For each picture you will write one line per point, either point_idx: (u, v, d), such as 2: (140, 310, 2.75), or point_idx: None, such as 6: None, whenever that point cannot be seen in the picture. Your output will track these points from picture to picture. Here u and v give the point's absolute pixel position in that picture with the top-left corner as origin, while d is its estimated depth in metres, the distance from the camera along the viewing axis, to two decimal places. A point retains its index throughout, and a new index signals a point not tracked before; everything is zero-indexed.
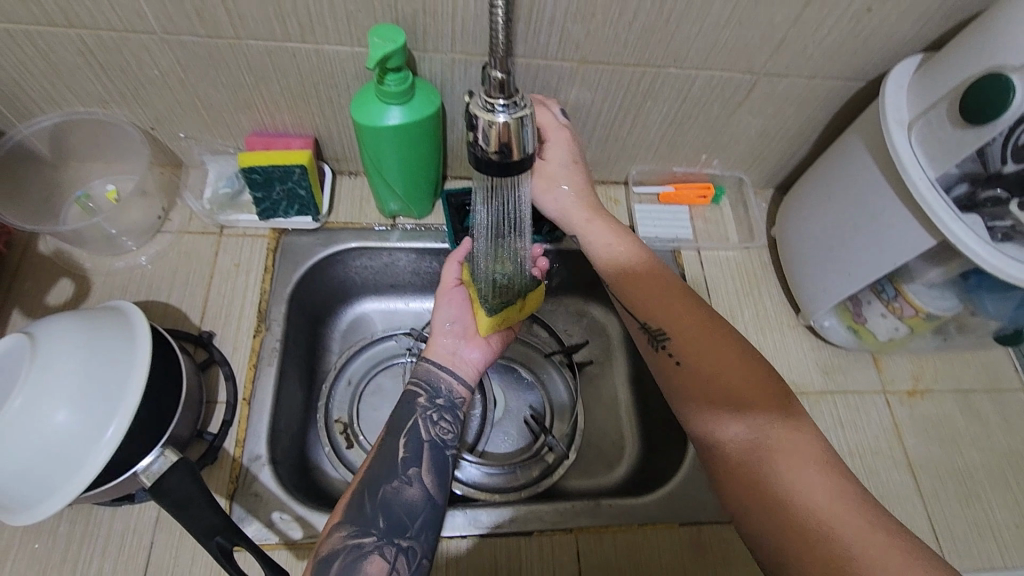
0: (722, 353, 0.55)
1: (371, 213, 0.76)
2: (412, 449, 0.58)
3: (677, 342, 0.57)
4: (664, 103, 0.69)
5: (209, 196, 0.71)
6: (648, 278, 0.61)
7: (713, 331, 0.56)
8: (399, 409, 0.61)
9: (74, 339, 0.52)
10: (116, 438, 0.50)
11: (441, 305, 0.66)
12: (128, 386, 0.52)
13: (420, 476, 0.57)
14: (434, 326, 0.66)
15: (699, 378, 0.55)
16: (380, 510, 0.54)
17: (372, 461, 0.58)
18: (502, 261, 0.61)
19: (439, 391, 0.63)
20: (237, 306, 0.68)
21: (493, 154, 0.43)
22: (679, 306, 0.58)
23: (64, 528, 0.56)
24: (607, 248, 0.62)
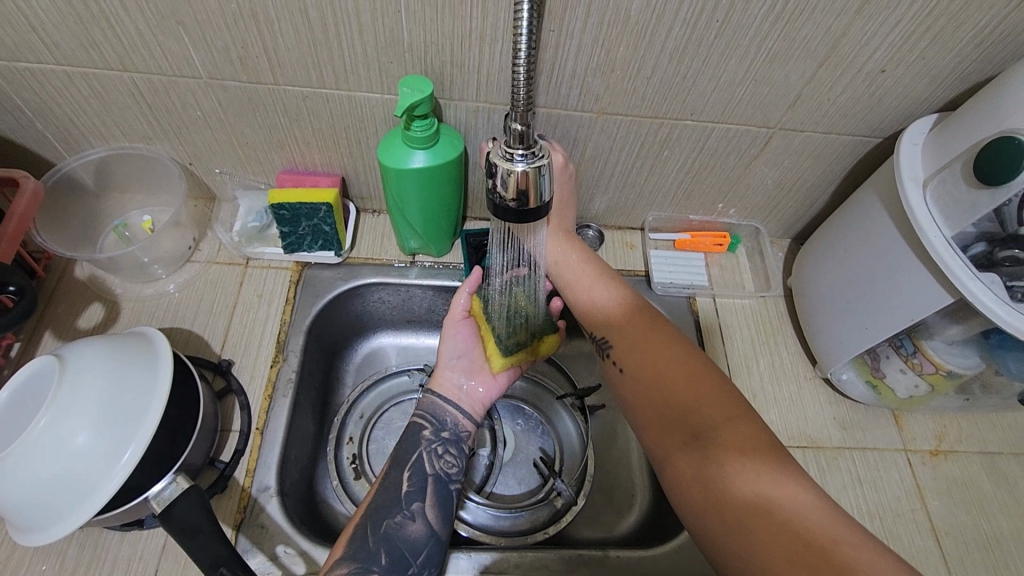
0: (664, 351, 0.57)
1: (391, 250, 0.78)
2: (417, 482, 0.59)
3: (621, 349, 0.60)
4: (681, 153, 0.71)
5: (238, 229, 0.74)
6: (598, 289, 0.65)
7: (650, 331, 0.60)
8: (405, 442, 0.62)
9: (102, 363, 0.54)
10: (132, 462, 0.51)
11: (448, 336, 0.68)
12: (148, 410, 0.54)
13: (423, 512, 0.57)
14: (439, 357, 0.68)
15: (644, 384, 0.57)
16: (381, 544, 0.54)
17: (375, 494, 0.58)
18: (519, 304, 0.68)
19: (444, 424, 0.64)
20: (257, 336, 0.69)
21: (511, 201, 0.45)
22: (618, 311, 0.63)
23: (73, 552, 0.56)
24: (559, 260, 0.67)
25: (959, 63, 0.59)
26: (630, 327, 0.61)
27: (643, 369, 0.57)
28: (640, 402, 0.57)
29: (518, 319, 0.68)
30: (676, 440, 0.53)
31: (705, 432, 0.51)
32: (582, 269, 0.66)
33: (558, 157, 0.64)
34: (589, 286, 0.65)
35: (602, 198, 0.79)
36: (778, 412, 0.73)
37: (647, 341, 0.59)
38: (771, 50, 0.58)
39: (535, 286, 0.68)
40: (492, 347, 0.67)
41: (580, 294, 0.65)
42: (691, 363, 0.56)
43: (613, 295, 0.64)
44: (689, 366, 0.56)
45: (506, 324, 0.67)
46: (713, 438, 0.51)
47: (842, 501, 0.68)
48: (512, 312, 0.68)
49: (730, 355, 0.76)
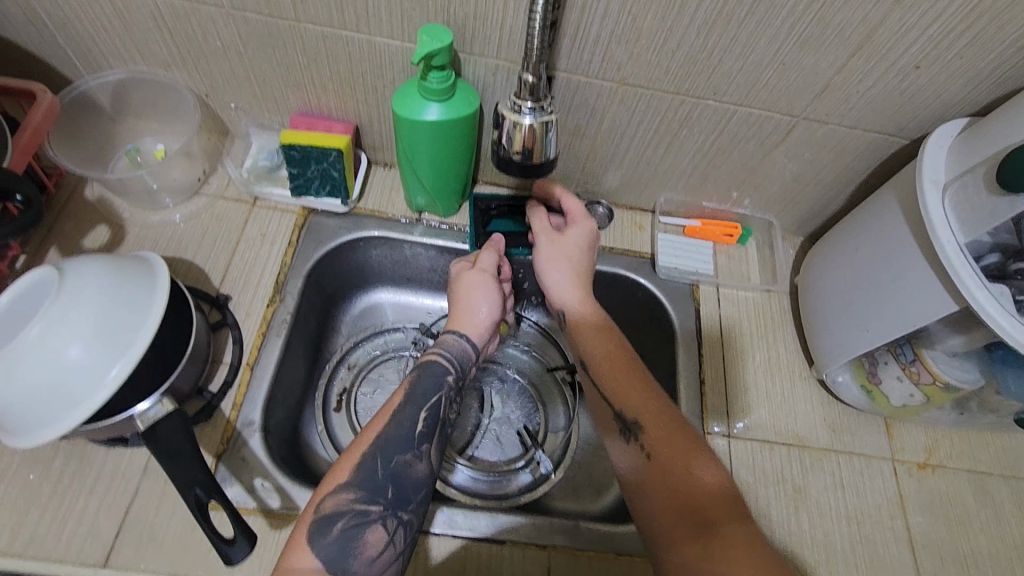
0: (684, 440, 0.56)
1: (398, 204, 0.78)
2: (429, 424, 0.58)
3: (643, 434, 0.57)
4: (700, 133, 0.69)
5: (248, 165, 0.74)
6: (624, 369, 0.61)
7: (669, 420, 0.57)
8: (426, 382, 0.60)
9: (99, 280, 0.54)
10: (119, 379, 0.52)
11: (480, 288, 0.67)
12: (140, 331, 0.54)
13: (430, 453, 0.57)
14: (469, 305, 0.66)
15: (663, 475, 0.54)
16: (389, 478, 0.54)
17: (384, 429, 0.57)
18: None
19: (464, 373, 0.63)
20: (256, 274, 0.70)
21: (515, 154, 0.45)
22: (640, 391, 0.60)
23: (58, 461, 0.57)
24: (585, 332, 0.64)
25: (998, 66, 0.56)
26: (650, 410, 0.58)
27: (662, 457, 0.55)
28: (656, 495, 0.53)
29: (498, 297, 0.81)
30: (682, 535, 0.49)
31: (709, 525, 0.49)
32: (604, 338, 0.64)
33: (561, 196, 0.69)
34: (616, 365, 0.61)
35: (615, 173, 0.77)
36: (768, 408, 0.72)
37: (664, 427, 0.57)
38: (803, 34, 0.56)
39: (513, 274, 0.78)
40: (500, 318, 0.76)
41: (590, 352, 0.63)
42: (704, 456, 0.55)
43: (639, 376, 0.61)
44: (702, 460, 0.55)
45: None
46: (718, 533, 0.48)
47: (822, 502, 0.67)
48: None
49: (726, 346, 0.75)
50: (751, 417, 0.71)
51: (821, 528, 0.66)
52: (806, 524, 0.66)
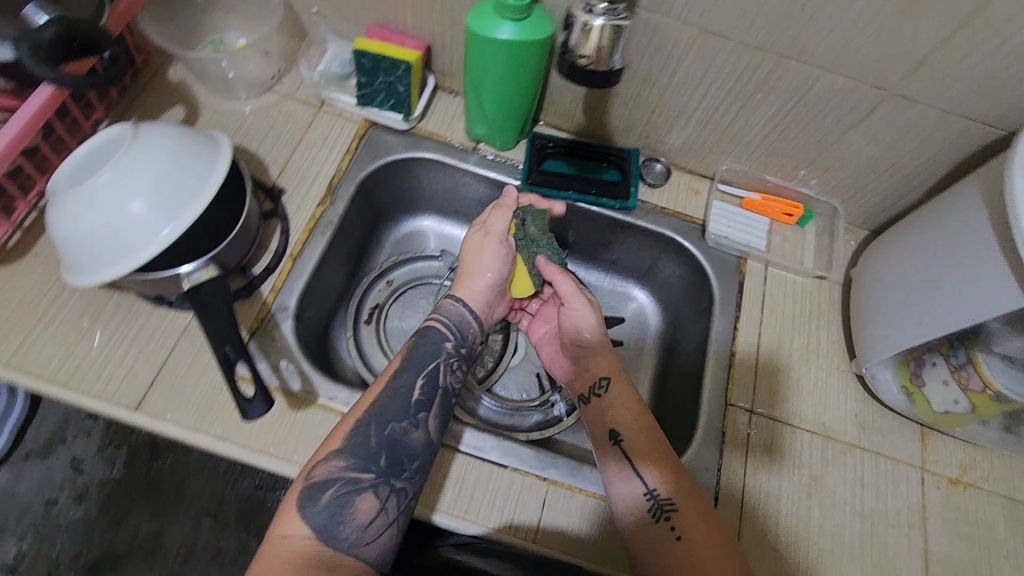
0: (711, 520, 0.55)
1: (457, 132, 0.78)
2: (427, 392, 0.58)
3: (679, 513, 0.55)
4: (776, 98, 0.66)
5: (320, 70, 0.76)
6: (656, 444, 0.59)
7: (697, 502, 0.56)
8: (424, 348, 0.60)
9: (166, 145, 0.57)
10: (169, 239, 0.55)
11: (487, 252, 0.65)
12: (194, 198, 0.57)
13: (428, 421, 0.56)
14: (474, 268, 0.65)
15: (696, 559, 0.53)
16: (383, 445, 0.54)
17: (381, 395, 0.56)
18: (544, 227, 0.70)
19: (465, 339, 0.63)
20: (311, 174, 0.72)
21: (583, 59, 0.46)
22: (674, 469, 0.58)
23: (109, 307, 0.61)
24: (615, 411, 0.62)
25: None
26: (682, 489, 0.57)
27: (702, 542, 0.54)
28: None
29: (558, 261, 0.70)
30: None
31: None
32: (629, 414, 0.62)
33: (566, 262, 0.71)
34: (647, 444, 0.59)
35: (679, 133, 0.75)
36: (798, 392, 0.70)
37: (694, 509, 0.56)
38: None
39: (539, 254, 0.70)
40: (522, 272, 0.68)
41: (621, 419, 0.62)
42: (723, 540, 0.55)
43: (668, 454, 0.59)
44: (722, 544, 0.54)
45: (529, 249, 0.69)
46: None
47: (836, 494, 0.65)
48: (536, 237, 0.69)
49: (764, 324, 0.73)
50: (776, 398, 0.69)
51: (833, 519, 0.64)
52: (817, 512, 0.64)
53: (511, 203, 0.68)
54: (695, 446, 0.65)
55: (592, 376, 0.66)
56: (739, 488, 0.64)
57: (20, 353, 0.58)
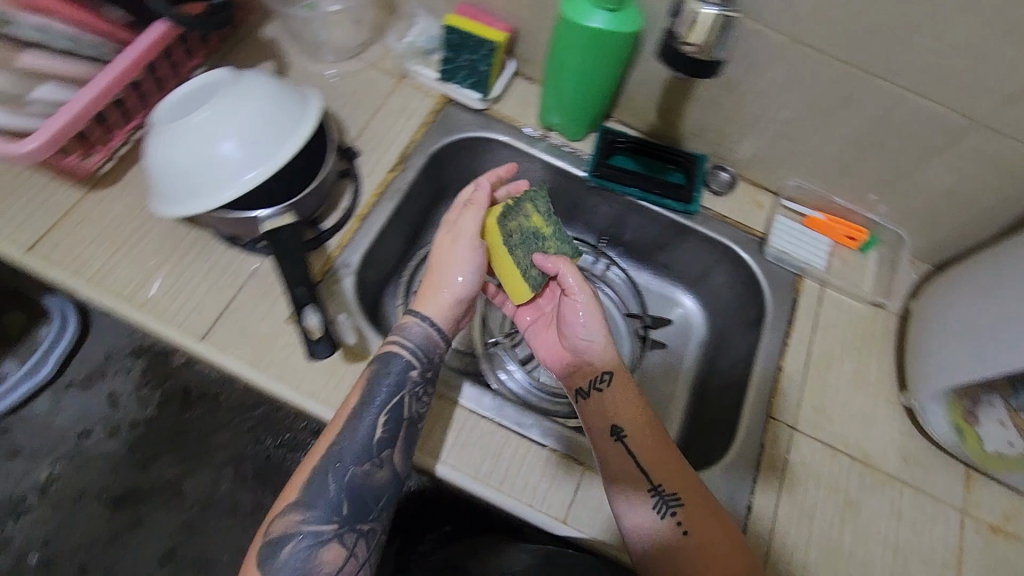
0: (718, 516, 0.56)
1: (529, 118, 0.79)
2: (390, 427, 0.56)
3: (684, 506, 0.56)
4: (858, 117, 0.65)
5: (407, 42, 0.79)
6: (654, 437, 0.60)
7: (700, 493, 0.57)
8: (387, 379, 0.57)
9: (261, 94, 0.60)
10: (250, 183, 0.58)
11: (458, 256, 0.62)
12: (280, 148, 0.59)
13: (392, 458, 0.56)
14: (442, 278, 0.61)
15: (704, 552, 0.54)
16: (344, 491, 0.53)
17: (339, 435, 0.55)
18: (540, 219, 0.64)
19: (432, 361, 0.60)
20: (386, 141, 0.74)
21: (687, 48, 0.48)
22: (670, 460, 0.59)
23: (187, 241, 0.64)
24: (615, 403, 0.62)
25: None
26: (683, 482, 0.57)
27: (710, 533, 0.55)
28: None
29: (568, 249, 0.65)
30: None
31: None
32: (629, 405, 0.62)
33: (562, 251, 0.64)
34: (647, 435, 0.60)
35: (751, 143, 0.75)
36: (843, 417, 0.69)
37: (700, 504, 0.56)
38: (1015, 22, 0.51)
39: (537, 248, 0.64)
40: (516, 275, 0.63)
41: (621, 412, 0.61)
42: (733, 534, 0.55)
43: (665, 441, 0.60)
44: (729, 540, 0.55)
45: (525, 247, 0.63)
46: None
47: (870, 523, 0.64)
48: (529, 232, 0.64)
49: (814, 344, 0.72)
50: (817, 419, 0.68)
51: (863, 546, 0.63)
52: (849, 538, 0.63)
53: (483, 199, 0.63)
54: (732, 453, 0.65)
55: (594, 370, 0.64)
56: (772, 502, 0.63)
57: (98, 273, 0.61)
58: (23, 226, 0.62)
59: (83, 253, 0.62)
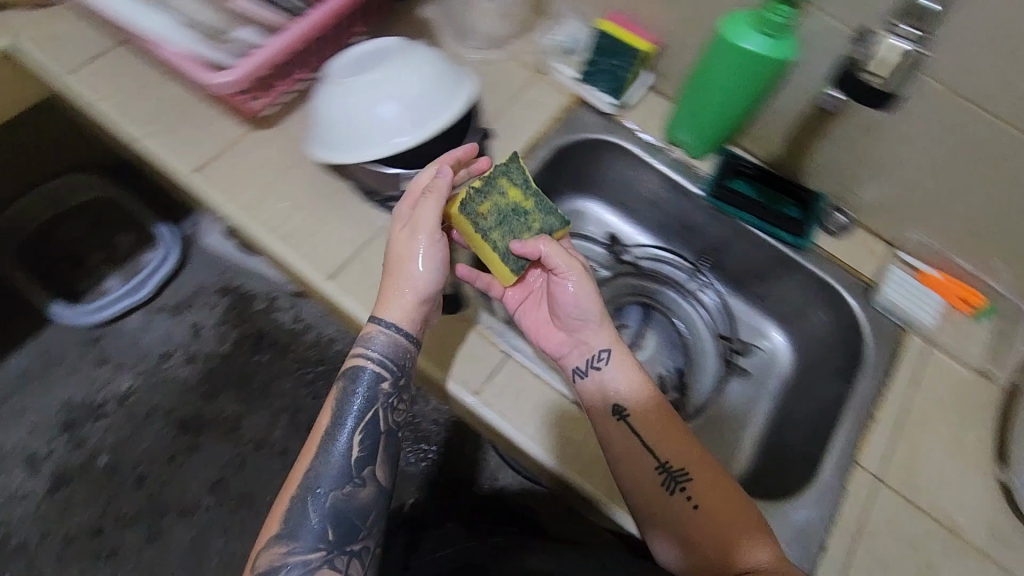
0: (722, 484, 0.58)
1: (654, 130, 0.82)
2: (367, 444, 0.57)
3: (694, 484, 0.58)
4: (1002, 178, 0.64)
5: (549, 39, 0.82)
6: (656, 414, 0.62)
7: (707, 467, 0.59)
8: (357, 396, 0.58)
9: (426, 66, 0.64)
10: (401, 146, 0.62)
11: (414, 250, 0.60)
12: (432, 118, 0.63)
13: (374, 474, 0.57)
14: (399, 277, 0.60)
15: (717, 524, 0.56)
16: (326, 517, 0.54)
17: (315, 457, 0.56)
18: (515, 193, 0.66)
19: (400, 369, 0.60)
20: (517, 128, 0.78)
21: (879, 83, 0.58)
22: (669, 428, 0.61)
23: (329, 189, 0.69)
24: (620, 383, 0.64)
25: None
26: (690, 457, 0.60)
27: (720, 506, 0.57)
28: (710, 547, 0.55)
29: (554, 225, 0.67)
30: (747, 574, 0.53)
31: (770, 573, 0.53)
32: (631, 379, 0.64)
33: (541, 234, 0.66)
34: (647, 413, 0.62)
35: (876, 189, 0.74)
36: (933, 479, 0.67)
37: (706, 476, 0.59)
38: None
39: (518, 225, 0.65)
40: (499, 260, 0.65)
41: (624, 391, 0.63)
42: (742, 501, 0.58)
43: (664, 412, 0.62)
44: (737, 506, 0.57)
45: (504, 227, 0.65)
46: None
47: None
48: (503, 208, 0.65)
49: (909, 400, 0.70)
50: (902, 476, 0.66)
51: None
52: None
53: (443, 187, 0.60)
54: (814, 490, 0.64)
55: (590, 348, 0.65)
56: (846, 548, 0.62)
57: (250, 203, 0.67)
58: (193, 149, 0.69)
59: (239, 183, 0.68)
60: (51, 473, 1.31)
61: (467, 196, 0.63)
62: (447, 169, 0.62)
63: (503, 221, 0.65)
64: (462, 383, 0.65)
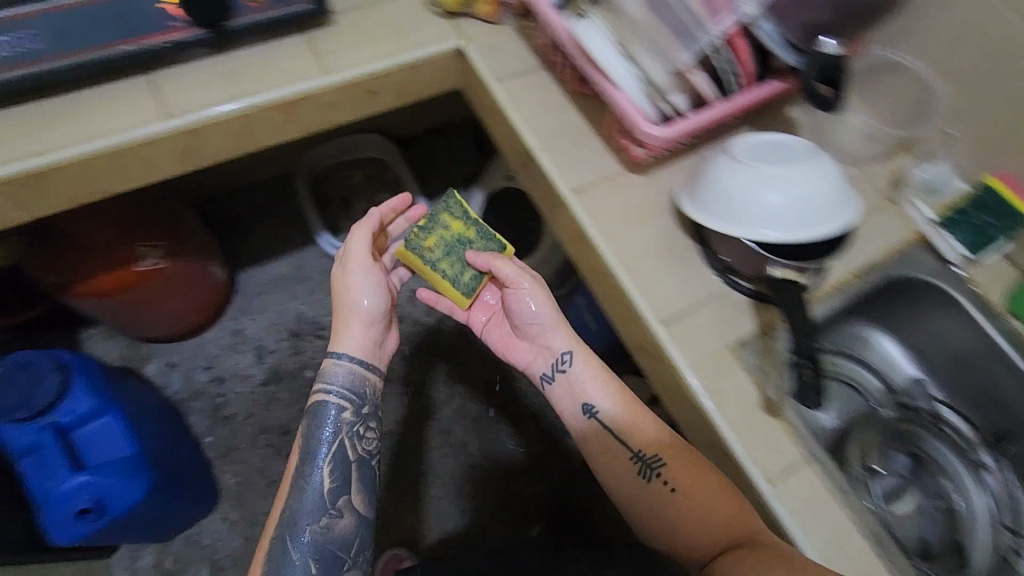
0: (693, 468, 0.70)
1: (996, 296, 0.79)
2: (338, 476, 0.76)
3: (669, 469, 0.71)
4: None
5: (915, 173, 0.82)
6: (641, 427, 0.75)
7: (686, 452, 0.71)
8: (318, 435, 0.77)
9: (825, 182, 0.69)
10: (768, 238, 0.68)
11: (354, 282, 0.82)
12: (808, 228, 0.68)
13: (348, 504, 0.75)
14: (349, 304, 0.82)
15: (689, 503, 0.68)
16: (311, 544, 0.72)
17: (291, 499, 0.74)
18: (458, 225, 0.87)
19: (362, 399, 0.80)
20: (856, 247, 0.79)
21: None
22: (645, 421, 0.76)
23: (678, 246, 0.76)
24: (603, 402, 0.78)
25: None
26: (664, 446, 0.73)
27: (691, 488, 0.68)
28: (686, 523, 0.68)
29: (496, 245, 0.88)
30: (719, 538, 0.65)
31: (740, 537, 0.63)
32: (614, 385, 0.79)
33: (472, 252, 0.85)
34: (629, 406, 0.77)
35: None
36: None
37: (680, 463, 0.71)
38: None
39: (456, 242, 0.87)
40: (450, 284, 0.85)
41: (608, 393, 0.78)
42: (713, 478, 0.68)
43: (646, 421, 0.76)
44: (702, 473, 0.69)
45: (450, 249, 0.86)
46: (745, 538, 0.62)
47: None
48: (455, 239, 0.87)
49: None
50: None
51: None
52: None
53: (370, 224, 0.84)
54: None
55: (555, 353, 0.82)
56: None
57: (611, 233, 0.76)
58: (578, 171, 0.79)
59: (607, 213, 0.77)
60: (270, 366, 1.51)
61: (416, 236, 0.85)
62: (371, 215, 0.84)
63: (450, 249, 0.86)
64: (759, 467, 0.65)
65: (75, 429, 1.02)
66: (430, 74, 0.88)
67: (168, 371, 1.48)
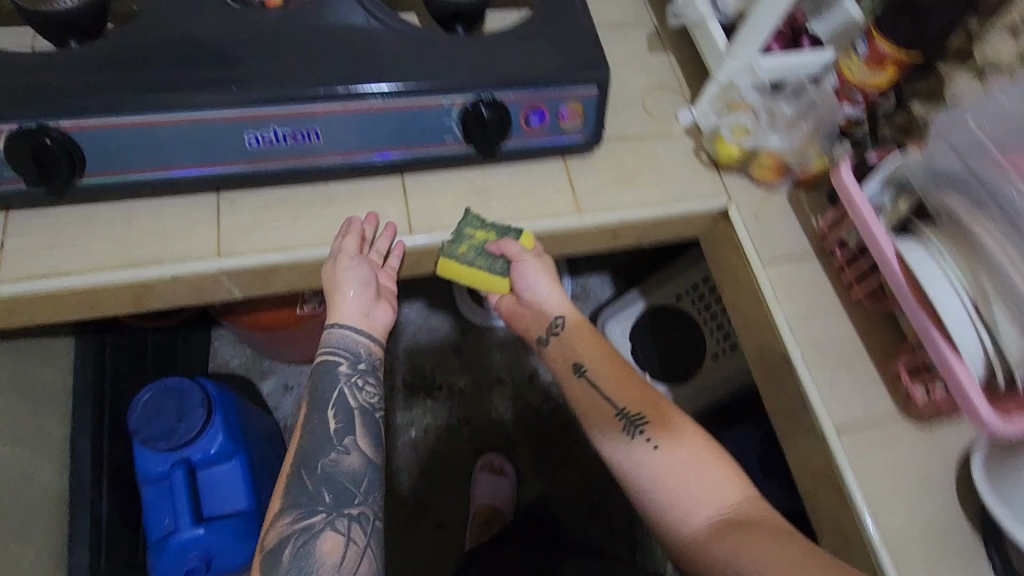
0: (682, 427, 0.62)
1: None
2: (343, 419, 0.62)
3: (654, 429, 0.62)
4: None
5: None
6: (604, 359, 0.67)
7: (649, 394, 0.65)
8: (324, 382, 0.63)
9: None
10: None
11: (342, 275, 0.65)
12: None
13: (356, 444, 0.61)
14: (336, 298, 0.65)
15: (673, 468, 0.60)
16: (321, 481, 0.59)
17: (303, 438, 0.61)
18: (484, 232, 0.69)
19: (358, 356, 0.64)
20: None
21: None
22: (605, 352, 0.68)
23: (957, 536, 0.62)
24: (568, 322, 0.69)
25: None
26: (629, 394, 0.65)
27: (679, 457, 0.60)
28: (666, 484, 0.59)
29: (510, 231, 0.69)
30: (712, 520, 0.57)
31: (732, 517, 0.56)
32: (570, 314, 0.69)
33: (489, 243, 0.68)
34: (590, 342, 0.68)
35: None
36: None
37: (664, 420, 0.63)
38: None
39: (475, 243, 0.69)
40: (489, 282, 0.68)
41: (572, 340, 0.68)
42: (692, 435, 0.62)
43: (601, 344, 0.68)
44: (683, 429, 0.62)
45: (477, 253, 0.68)
46: (737, 524, 0.56)
47: None
48: (478, 244, 0.68)
49: None
50: None
51: None
52: None
53: (360, 229, 0.66)
54: None
55: (546, 317, 0.69)
56: None
57: (878, 498, 0.62)
58: (847, 405, 0.66)
59: (876, 468, 0.63)
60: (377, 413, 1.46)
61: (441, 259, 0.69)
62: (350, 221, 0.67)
63: (476, 254, 0.68)
64: None
65: (201, 469, 0.99)
66: (679, 228, 0.78)
67: (282, 393, 1.45)
